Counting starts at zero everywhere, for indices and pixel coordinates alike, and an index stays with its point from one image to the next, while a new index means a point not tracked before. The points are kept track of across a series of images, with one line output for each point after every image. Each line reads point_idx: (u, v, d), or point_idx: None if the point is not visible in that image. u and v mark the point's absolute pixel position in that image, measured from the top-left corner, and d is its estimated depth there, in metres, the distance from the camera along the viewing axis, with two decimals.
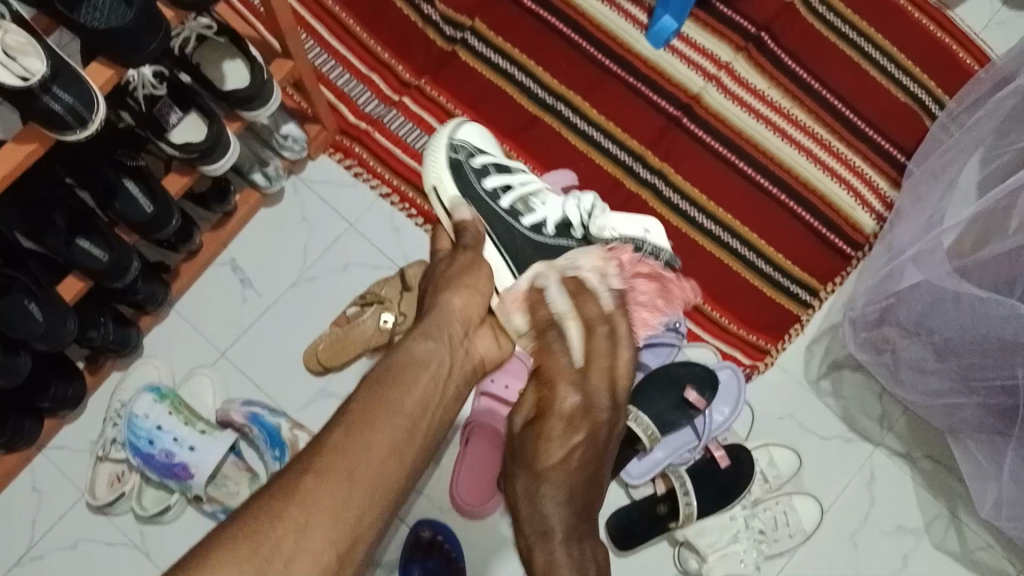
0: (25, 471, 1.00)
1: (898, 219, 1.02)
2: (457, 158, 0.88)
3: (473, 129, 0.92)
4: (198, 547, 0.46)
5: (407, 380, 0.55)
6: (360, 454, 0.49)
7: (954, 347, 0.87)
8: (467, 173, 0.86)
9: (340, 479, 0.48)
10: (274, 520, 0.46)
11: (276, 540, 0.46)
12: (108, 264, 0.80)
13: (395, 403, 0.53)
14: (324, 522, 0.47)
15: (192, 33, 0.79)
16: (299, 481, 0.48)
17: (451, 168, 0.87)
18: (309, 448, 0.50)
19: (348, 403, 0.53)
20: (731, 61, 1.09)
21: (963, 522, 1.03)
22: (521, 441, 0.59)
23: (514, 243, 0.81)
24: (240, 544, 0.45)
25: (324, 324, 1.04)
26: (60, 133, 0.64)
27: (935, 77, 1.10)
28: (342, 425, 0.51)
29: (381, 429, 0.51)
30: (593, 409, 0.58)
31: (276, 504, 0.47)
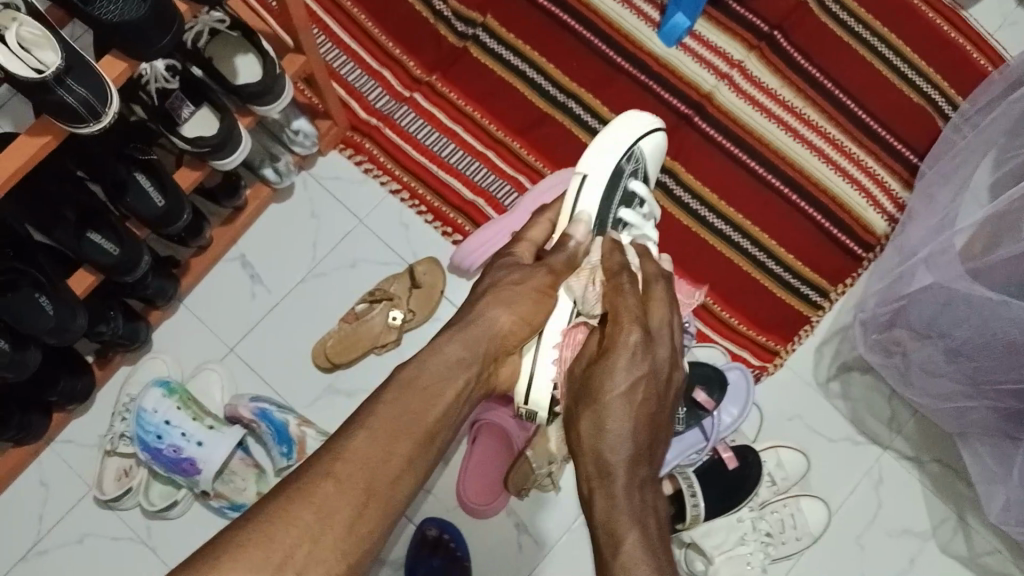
0: (33, 465, 1.00)
1: (910, 220, 1.02)
2: (622, 169, 0.83)
3: (646, 152, 0.88)
4: (218, 545, 0.48)
5: (430, 393, 0.57)
6: (378, 467, 0.52)
7: (965, 350, 0.87)
8: (618, 189, 0.81)
9: (356, 490, 0.51)
10: (292, 526, 0.49)
11: (291, 547, 0.48)
12: (119, 258, 0.80)
13: (417, 415, 0.55)
14: (338, 533, 0.49)
15: (204, 27, 0.78)
16: (318, 488, 0.50)
17: (612, 176, 0.82)
18: (332, 453, 0.52)
19: (373, 408, 0.55)
20: (743, 59, 1.09)
21: (971, 526, 1.02)
22: (585, 378, 0.60)
23: None
24: (259, 548, 0.48)
25: (332, 320, 1.04)
26: (73, 126, 0.64)
27: (948, 78, 1.09)
28: (365, 432, 0.53)
29: (403, 444, 0.54)
30: (654, 349, 0.59)
31: (295, 508, 0.49)
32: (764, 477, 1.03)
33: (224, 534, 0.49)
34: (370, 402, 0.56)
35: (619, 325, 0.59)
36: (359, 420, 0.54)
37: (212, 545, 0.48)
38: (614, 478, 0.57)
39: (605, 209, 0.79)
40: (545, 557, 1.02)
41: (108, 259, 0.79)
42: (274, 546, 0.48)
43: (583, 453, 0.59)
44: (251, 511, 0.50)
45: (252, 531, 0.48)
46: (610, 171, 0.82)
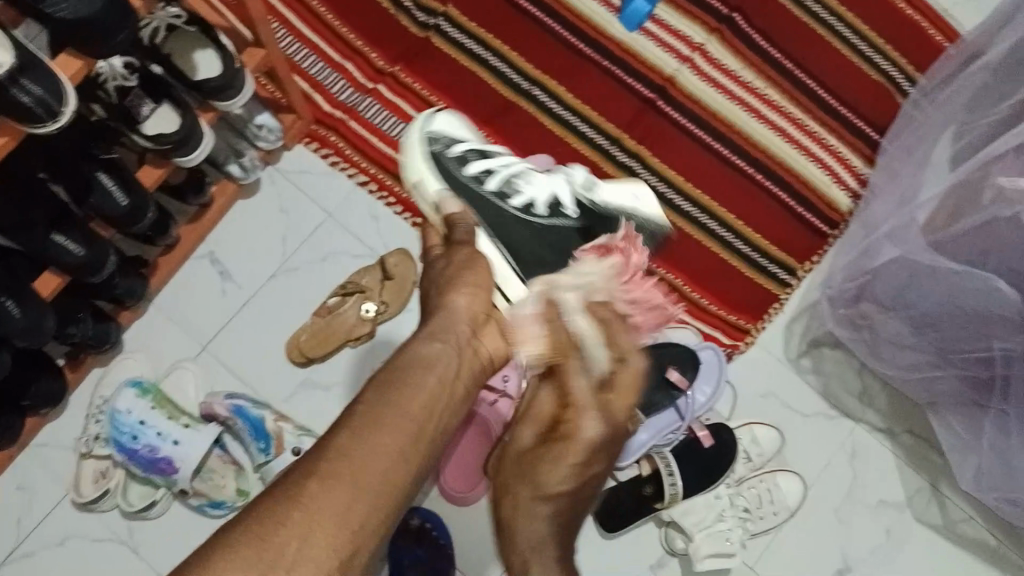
0: (10, 470, 1.00)
1: (874, 196, 1.03)
2: (434, 149, 0.76)
3: (453, 121, 0.80)
4: (202, 550, 0.45)
5: (414, 383, 0.53)
6: (368, 460, 0.49)
7: (932, 320, 0.88)
8: (448, 164, 0.75)
9: (343, 483, 0.48)
10: (278, 526, 0.45)
11: (281, 545, 0.45)
12: (86, 259, 0.80)
13: (402, 406, 0.52)
14: (329, 529, 0.46)
15: (161, 23, 0.78)
16: (304, 487, 0.47)
17: (433, 163, 0.75)
18: (314, 453, 0.49)
19: (355, 406, 0.52)
20: (704, 42, 1.09)
21: (945, 495, 1.04)
22: (533, 453, 0.59)
23: (509, 229, 0.70)
24: (245, 551, 0.44)
25: (304, 315, 1.04)
26: (32, 125, 0.63)
27: (906, 54, 1.11)
28: (348, 430, 0.50)
29: (390, 436, 0.50)
30: (605, 439, 0.59)
31: (280, 509, 0.46)
32: (740, 454, 1.04)
33: (207, 540, 0.46)
34: (351, 402, 0.52)
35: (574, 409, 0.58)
36: (342, 419, 0.51)
37: (191, 558, 0.45)
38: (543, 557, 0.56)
39: (454, 181, 0.73)
40: None
41: (75, 260, 0.78)
42: (258, 550, 0.44)
43: (513, 531, 0.57)
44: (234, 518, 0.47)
45: (234, 535, 0.45)
46: (423, 166, 0.75)
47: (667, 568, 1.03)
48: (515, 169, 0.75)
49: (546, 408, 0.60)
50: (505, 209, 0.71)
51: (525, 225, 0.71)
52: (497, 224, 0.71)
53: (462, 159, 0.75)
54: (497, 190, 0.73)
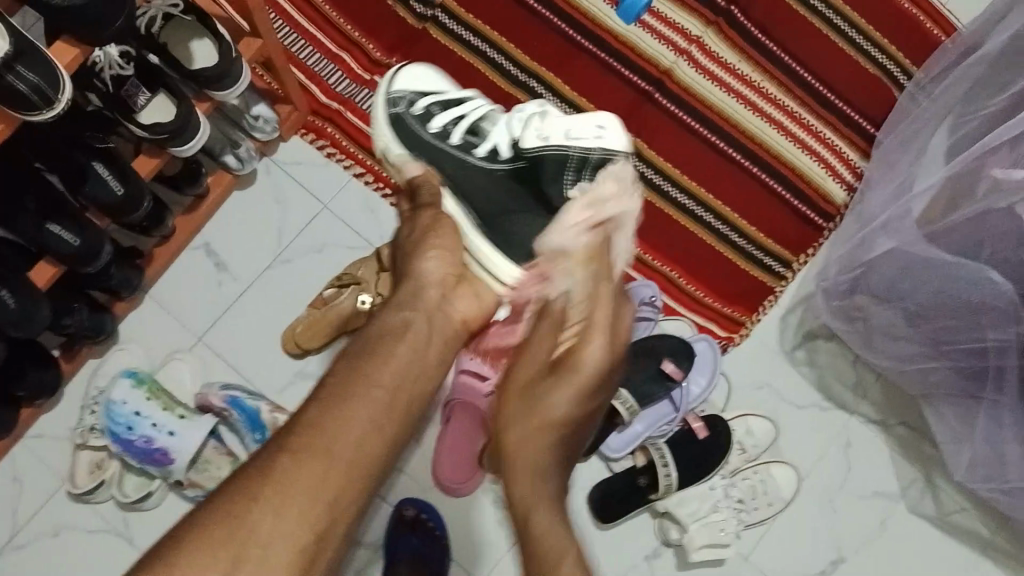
0: (4, 461, 0.99)
1: (868, 188, 1.04)
2: (398, 112, 0.75)
3: (420, 71, 0.78)
4: (185, 526, 0.51)
5: (383, 354, 0.58)
6: (337, 436, 0.53)
7: (927, 311, 0.89)
8: (410, 123, 0.74)
9: (312, 459, 0.52)
10: (253, 503, 0.51)
11: (252, 523, 0.50)
12: (79, 248, 0.79)
13: (372, 377, 0.56)
14: (302, 504, 0.51)
15: (158, 12, 0.77)
16: (277, 464, 0.52)
17: (393, 124, 0.75)
18: (288, 429, 0.54)
19: (325, 379, 0.57)
20: (701, 35, 1.09)
21: (938, 486, 1.05)
22: (535, 385, 0.60)
23: (471, 183, 0.71)
24: (218, 530, 0.50)
25: (300, 306, 1.04)
26: (27, 113, 0.63)
27: (902, 47, 1.11)
28: (319, 404, 0.55)
29: (360, 409, 0.55)
30: (608, 370, 0.61)
31: (254, 488, 0.51)
32: (734, 445, 1.05)
33: (188, 520, 0.52)
34: (325, 374, 0.58)
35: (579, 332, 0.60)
36: (315, 393, 0.56)
37: (176, 531, 0.51)
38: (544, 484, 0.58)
39: (416, 142, 0.73)
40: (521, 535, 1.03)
41: (69, 249, 0.78)
42: (232, 525, 0.50)
43: (513, 458, 0.60)
44: (213, 496, 0.53)
45: (214, 512, 0.51)
46: (388, 135, 0.74)
47: (661, 559, 1.03)
48: (482, 114, 0.75)
49: (546, 336, 0.62)
50: (465, 163, 0.72)
51: (486, 174, 0.71)
52: (458, 177, 0.72)
53: (426, 118, 0.74)
54: (461, 143, 0.72)
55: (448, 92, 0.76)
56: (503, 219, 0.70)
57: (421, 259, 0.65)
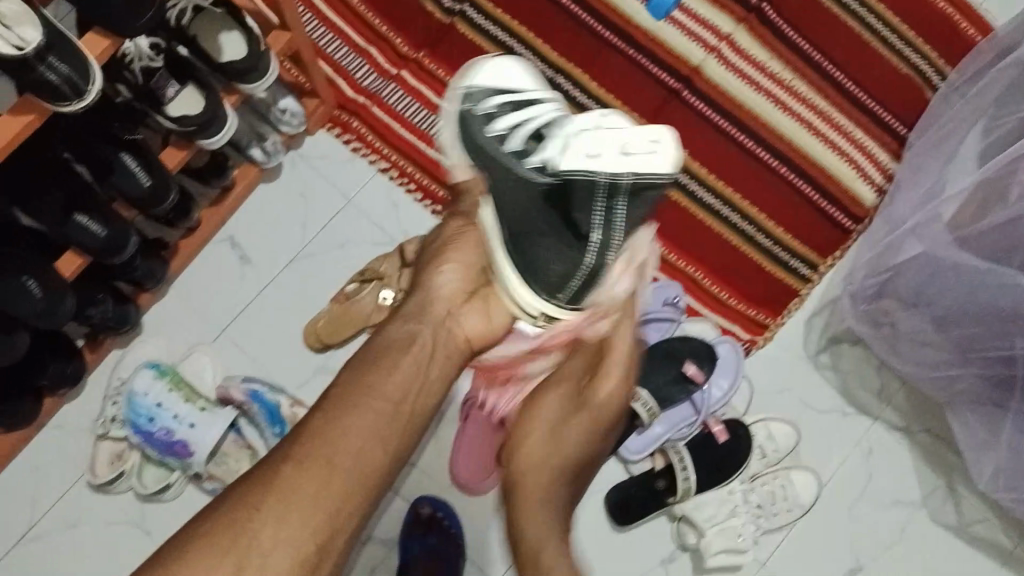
0: (25, 450, 1.00)
1: (898, 191, 1.02)
2: (466, 109, 0.67)
3: (495, 70, 0.68)
4: (199, 528, 0.58)
5: (387, 365, 0.63)
6: (338, 446, 0.59)
7: (954, 317, 0.88)
8: (472, 122, 0.65)
9: (313, 468, 0.58)
10: (256, 510, 0.57)
11: (256, 527, 0.57)
12: (106, 241, 0.79)
13: (374, 388, 0.62)
14: (303, 510, 0.57)
15: (189, 4, 0.77)
16: (280, 472, 0.58)
17: (456, 122, 0.67)
18: (295, 439, 0.60)
19: (335, 387, 0.63)
20: (732, 32, 1.08)
21: (960, 495, 1.03)
22: (559, 412, 0.79)
23: (516, 200, 0.62)
24: (228, 534, 0.56)
25: (323, 300, 1.03)
26: (57, 104, 0.63)
27: (935, 48, 1.10)
28: (324, 414, 0.61)
29: (362, 419, 0.60)
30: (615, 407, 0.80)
31: (259, 494, 0.58)
32: (755, 449, 1.04)
33: (200, 519, 0.59)
34: (333, 383, 0.64)
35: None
36: (324, 403, 0.62)
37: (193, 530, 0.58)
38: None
39: (471, 146, 0.65)
40: None
41: (95, 241, 0.78)
42: (239, 529, 0.56)
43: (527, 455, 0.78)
44: (223, 496, 0.59)
45: (224, 517, 0.57)
46: (454, 134, 0.67)
47: (677, 562, 1.02)
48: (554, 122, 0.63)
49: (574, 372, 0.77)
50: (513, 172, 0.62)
51: (531, 189, 0.62)
52: (504, 191, 0.63)
53: (492, 118, 0.65)
54: (519, 149, 0.63)
55: (524, 94, 0.66)
56: (525, 240, 0.64)
57: (437, 272, 0.70)
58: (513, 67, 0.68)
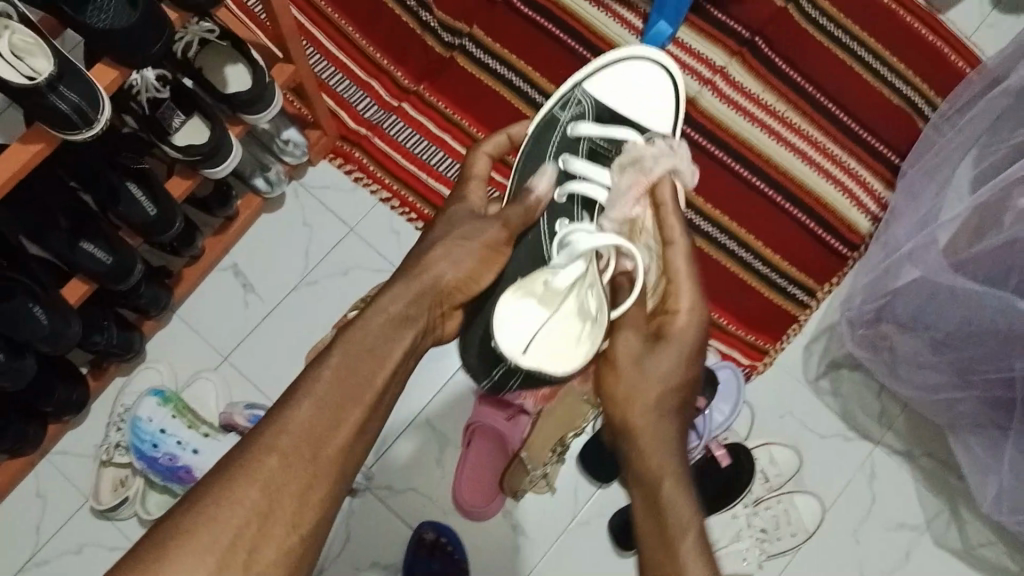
0: (30, 477, 1.00)
1: (893, 218, 1.03)
2: (558, 114, 0.84)
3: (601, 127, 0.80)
4: (171, 533, 0.50)
5: (378, 354, 0.57)
6: (324, 438, 0.53)
7: (952, 339, 0.88)
8: (554, 133, 0.83)
9: (301, 465, 0.52)
10: (236, 508, 0.50)
11: (238, 529, 0.50)
12: (111, 266, 0.81)
13: (364, 379, 0.55)
14: (288, 516, 0.51)
15: (194, 38, 0.80)
16: (263, 464, 0.52)
17: (545, 121, 0.84)
18: (276, 429, 0.53)
19: (319, 373, 0.55)
20: (726, 65, 1.10)
21: (964, 518, 1.03)
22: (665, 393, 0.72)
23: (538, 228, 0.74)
24: (206, 532, 0.49)
25: (325, 327, 1.05)
26: (66, 133, 0.65)
27: (928, 79, 1.12)
28: (311, 401, 0.54)
29: (351, 408, 0.54)
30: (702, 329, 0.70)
31: (239, 488, 0.51)
32: (756, 474, 1.04)
33: (161, 526, 0.50)
34: (314, 366, 0.56)
35: (649, 384, 0.62)
36: (304, 389, 0.54)
37: (156, 539, 0.50)
38: (682, 537, 0.55)
39: (538, 153, 0.82)
40: (540, 560, 1.02)
41: (101, 267, 0.80)
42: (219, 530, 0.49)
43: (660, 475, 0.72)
44: (201, 488, 0.51)
45: (206, 503, 0.50)
46: (539, 119, 0.84)
47: None
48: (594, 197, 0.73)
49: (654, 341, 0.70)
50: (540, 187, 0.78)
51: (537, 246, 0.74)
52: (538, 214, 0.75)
53: (568, 145, 0.81)
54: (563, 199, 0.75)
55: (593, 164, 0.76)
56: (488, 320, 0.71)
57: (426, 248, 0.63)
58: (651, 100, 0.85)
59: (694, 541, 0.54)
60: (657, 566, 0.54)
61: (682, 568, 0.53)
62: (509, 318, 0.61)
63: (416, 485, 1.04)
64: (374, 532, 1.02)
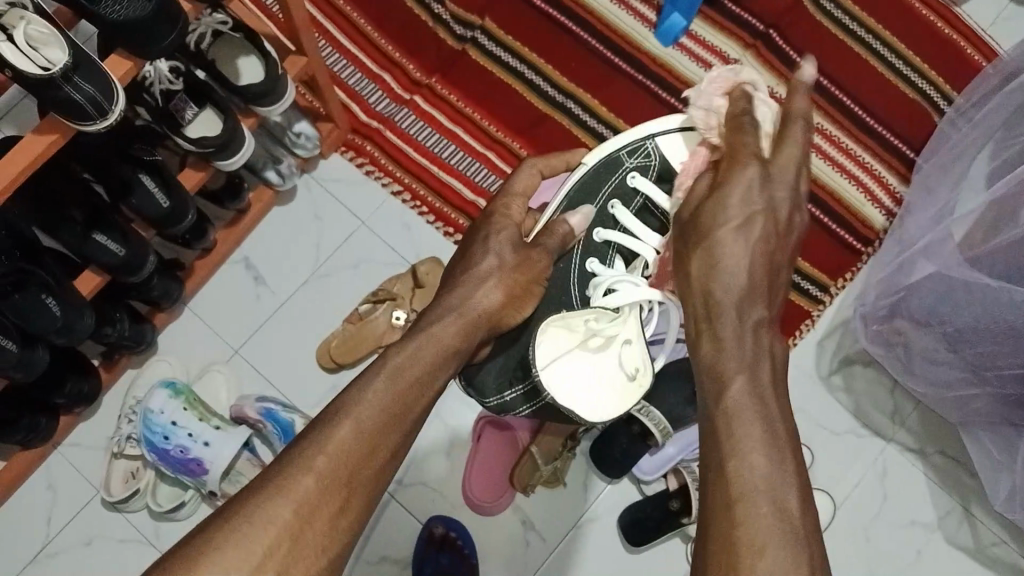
0: (41, 468, 1.01)
1: (908, 213, 1.03)
2: (623, 161, 0.84)
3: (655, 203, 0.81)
4: (203, 542, 0.50)
5: (426, 377, 0.59)
6: (363, 459, 0.54)
7: (966, 336, 0.87)
8: (610, 178, 0.84)
9: (340, 484, 0.53)
10: (271, 522, 0.51)
11: (270, 544, 0.50)
12: (125, 257, 0.81)
13: (410, 404, 0.57)
14: (321, 531, 0.52)
15: (208, 29, 0.79)
16: (297, 480, 0.52)
17: (608, 163, 0.84)
18: (317, 447, 0.54)
19: (365, 392, 0.56)
20: (740, 58, 1.10)
21: (976, 517, 1.03)
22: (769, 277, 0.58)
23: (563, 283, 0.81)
24: (232, 549, 0.50)
25: (336, 321, 1.05)
26: (80, 123, 0.64)
27: (943, 74, 1.11)
28: (352, 422, 0.55)
29: (393, 430, 0.56)
30: (768, 175, 0.61)
31: (272, 502, 0.51)
32: None
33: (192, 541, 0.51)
34: (361, 388, 0.57)
35: (707, 236, 0.60)
36: (347, 409, 0.56)
37: (189, 548, 0.50)
38: (728, 456, 0.51)
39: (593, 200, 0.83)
40: (550, 555, 1.02)
41: (115, 259, 0.80)
42: (251, 545, 0.50)
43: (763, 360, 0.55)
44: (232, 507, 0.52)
45: (244, 516, 0.51)
46: (600, 161, 0.85)
47: None
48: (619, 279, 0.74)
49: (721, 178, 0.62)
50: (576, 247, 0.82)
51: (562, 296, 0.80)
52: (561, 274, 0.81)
53: (624, 195, 0.83)
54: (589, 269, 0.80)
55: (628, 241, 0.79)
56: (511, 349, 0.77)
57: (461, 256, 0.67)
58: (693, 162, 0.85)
59: (740, 384, 0.53)
60: (713, 424, 0.53)
61: (731, 412, 0.52)
62: (546, 342, 0.70)
63: (426, 479, 1.04)
64: (383, 526, 1.02)
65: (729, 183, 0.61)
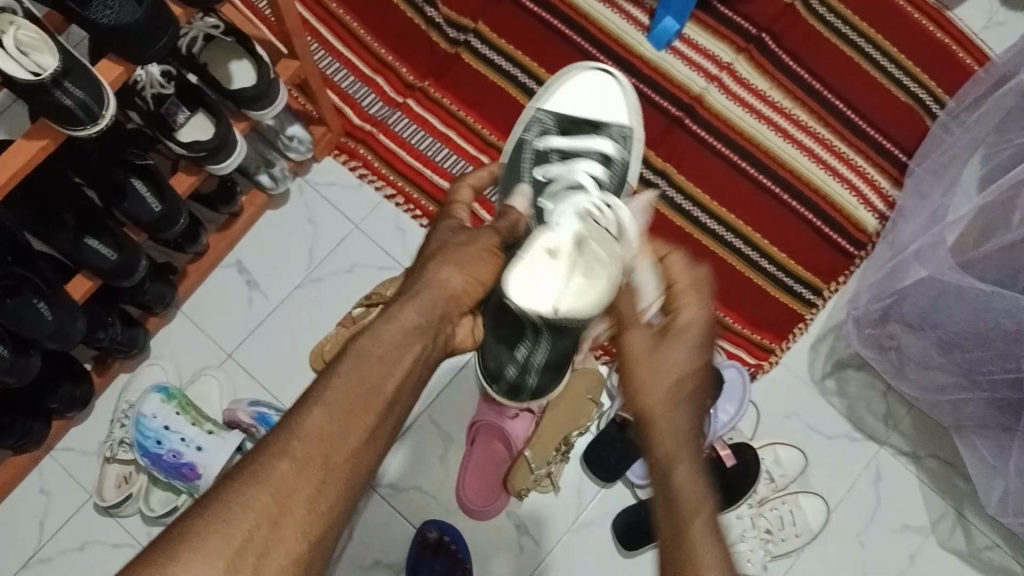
0: (34, 473, 1.00)
1: (900, 217, 1.03)
2: (526, 137, 0.87)
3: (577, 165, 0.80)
4: (185, 531, 0.48)
5: (390, 356, 0.56)
6: (336, 443, 0.52)
7: (957, 340, 0.88)
8: (525, 155, 0.85)
9: (313, 467, 0.51)
10: (248, 509, 0.49)
11: (248, 531, 0.48)
12: (118, 264, 0.80)
13: (377, 385, 0.54)
14: (298, 517, 0.49)
15: (199, 33, 0.81)
16: (271, 467, 0.50)
17: (516, 148, 0.87)
18: (289, 432, 0.52)
19: (331, 378, 0.54)
20: (732, 62, 1.10)
21: (969, 521, 1.03)
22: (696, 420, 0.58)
23: None
24: (212, 538, 0.48)
25: (330, 324, 1.04)
26: (72, 128, 0.64)
27: (936, 77, 1.11)
28: (321, 407, 0.53)
29: (363, 414, 0.53)
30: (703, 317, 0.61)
31: (244, 494, 0.49)
32: (762, 474, 1.04)
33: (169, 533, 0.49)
34: (326, 374, 0.55)
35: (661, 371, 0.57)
36: (314, 398, 0.53)
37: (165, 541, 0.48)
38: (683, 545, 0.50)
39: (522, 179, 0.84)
40: (544, 558, 1.02)
41: (107, 263, 0.79)
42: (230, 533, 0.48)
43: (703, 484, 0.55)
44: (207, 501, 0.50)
45: (220, 505, 0.49)
46: (511, 146, 0.87)
47: None
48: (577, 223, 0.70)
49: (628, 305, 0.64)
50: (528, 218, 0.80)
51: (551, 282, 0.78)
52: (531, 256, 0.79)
53: (542, 159, 0.85)
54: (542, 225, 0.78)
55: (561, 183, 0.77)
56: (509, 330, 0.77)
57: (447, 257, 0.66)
58: (602, 107, 0.90)
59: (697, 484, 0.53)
60: (664, 519, 0.52)
61: (687, 505, 0.51)
62: (522, 283, 0.65)
63: (419, 482, 1.04)
64: (376, 529, 1.02)
65: (683, 326, 0.59)
